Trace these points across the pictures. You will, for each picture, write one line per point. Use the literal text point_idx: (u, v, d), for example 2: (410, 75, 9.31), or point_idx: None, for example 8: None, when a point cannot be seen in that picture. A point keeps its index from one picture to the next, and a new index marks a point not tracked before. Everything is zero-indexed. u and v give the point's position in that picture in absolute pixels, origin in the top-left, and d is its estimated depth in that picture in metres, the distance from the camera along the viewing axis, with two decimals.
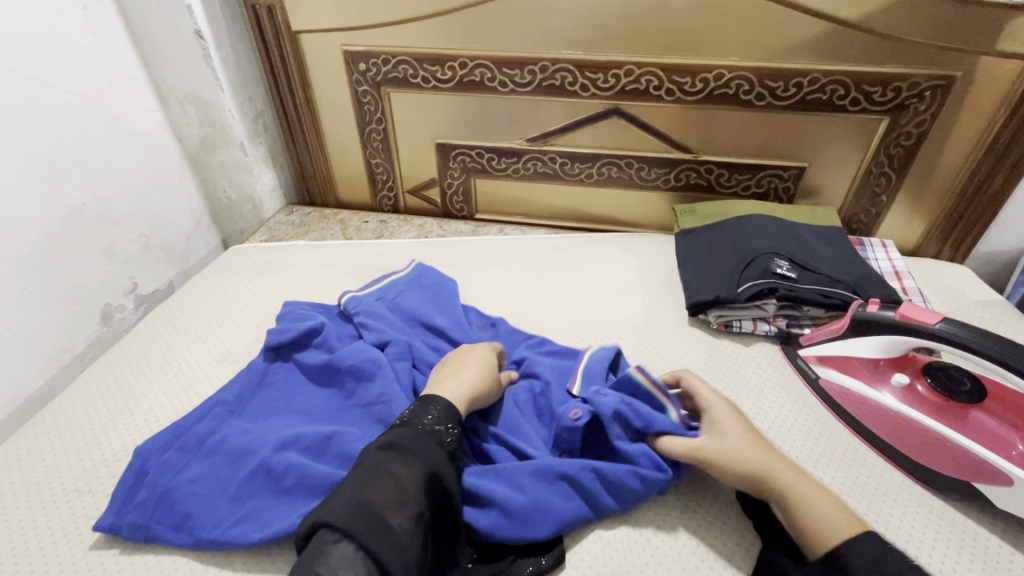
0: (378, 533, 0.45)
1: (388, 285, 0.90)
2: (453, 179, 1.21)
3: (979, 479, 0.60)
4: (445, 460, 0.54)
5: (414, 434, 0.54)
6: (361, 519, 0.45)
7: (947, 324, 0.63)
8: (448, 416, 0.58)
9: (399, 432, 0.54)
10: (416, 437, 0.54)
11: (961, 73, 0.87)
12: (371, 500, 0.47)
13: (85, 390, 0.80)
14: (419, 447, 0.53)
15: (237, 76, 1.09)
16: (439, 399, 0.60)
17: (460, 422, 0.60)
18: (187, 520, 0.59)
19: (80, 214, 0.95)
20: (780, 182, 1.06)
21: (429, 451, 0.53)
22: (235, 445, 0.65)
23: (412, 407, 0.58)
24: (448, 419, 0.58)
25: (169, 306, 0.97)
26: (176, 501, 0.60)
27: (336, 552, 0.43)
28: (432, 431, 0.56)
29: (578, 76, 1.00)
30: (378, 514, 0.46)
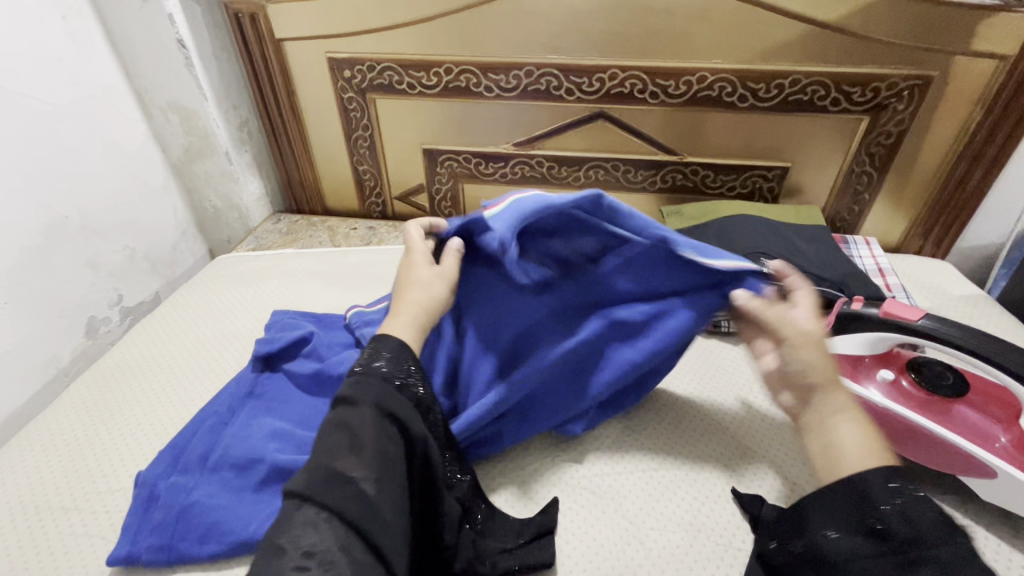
0: (347, 497, 0.43)
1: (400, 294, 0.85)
2: (440, 184, 1.21)
3: (966, 472, 0.62)
4: (403, 402, 0.51)
5: (368, 380, 0.50)
6: (319, 482, 0.43)
7: (928, 320, 0.65)
8: (400, 356, 0.53)
9: (350, 385, 0.50)
10: (367, 386, 0.50)
11: (937, 73, 0.89)
12: (327, 462, 0.45)
13: (73, 407, 0.79)
14: (372, 393, 0.49)
15: (220, 84, 1.08)
16: (391, 339, 0.54)
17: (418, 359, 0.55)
18: (213, 529, 0.59)
19: (63, 227, 0.94)
20: (765, 182, 1.07)
21: (383, 396, 0.49)
22: (237, 456, 0.64)
23: (365, 351, 0.54)
24: (401, 360, 0.53)
25: (154, 319, 0.95)
26: (195, 515, 0.60)
27: (299, 518, 0.42)
28: (387, 373, 0.51)
29: (563, 80, 1.00)
30: (340, 475, 0.44)
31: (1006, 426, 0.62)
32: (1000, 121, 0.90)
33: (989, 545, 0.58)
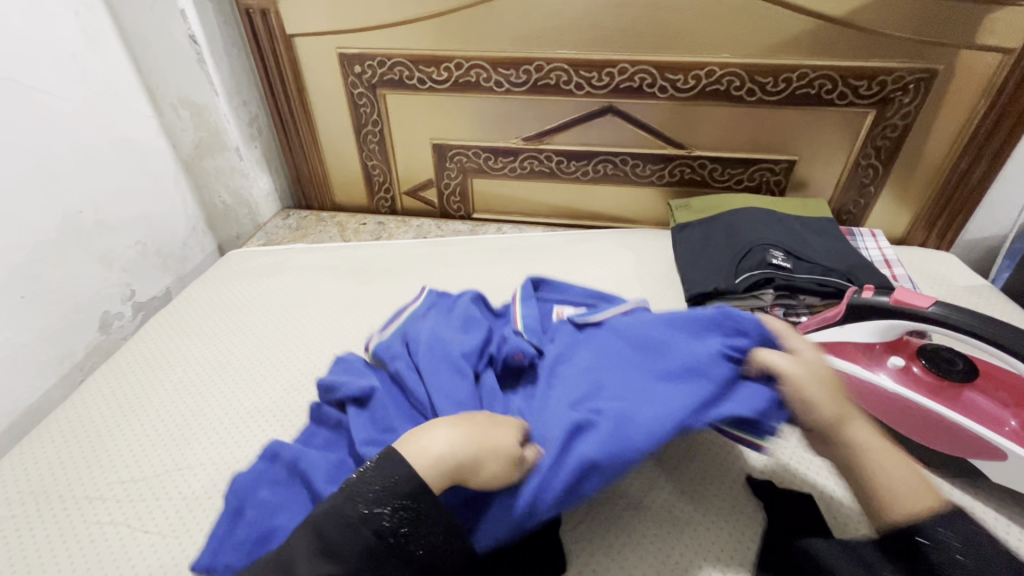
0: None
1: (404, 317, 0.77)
2: (449, 179, 1.22)
3: (977, 455, 0.63)
4: (366, 553, 0.44)
5: (344, 508, 0.46)
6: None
7: (939, 306, 0.65)
8: (394, 493, 0.46)
9: (328, 514, 0.46)
10: (339, 525, 0.45)
11: (943, 66, 0.91)
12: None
13: (91, 400, 0.79)
14: (339, 535, 0.44)
15: (231, 80, 1.09)
16: (400, 460, 0.48)
17: (425, 496, 0.47)
18: (271, 535, 0.54)
19: (77, 221, 0.94)
20: (772, 175, 1.09)
21: (347, 541, 0.44)
22: (289, 457, 0.60)
23: (370, 464, 0.49)
24: (394, 494, 0.47)
25: (167, 314, 0.96)
26: (263, 517, 0.55)
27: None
28: (366, 510, 0.46)
29: (573, 75, 1.01)
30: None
31: (1016, 410, 0.64)
32: (1004, 114, 0.92)
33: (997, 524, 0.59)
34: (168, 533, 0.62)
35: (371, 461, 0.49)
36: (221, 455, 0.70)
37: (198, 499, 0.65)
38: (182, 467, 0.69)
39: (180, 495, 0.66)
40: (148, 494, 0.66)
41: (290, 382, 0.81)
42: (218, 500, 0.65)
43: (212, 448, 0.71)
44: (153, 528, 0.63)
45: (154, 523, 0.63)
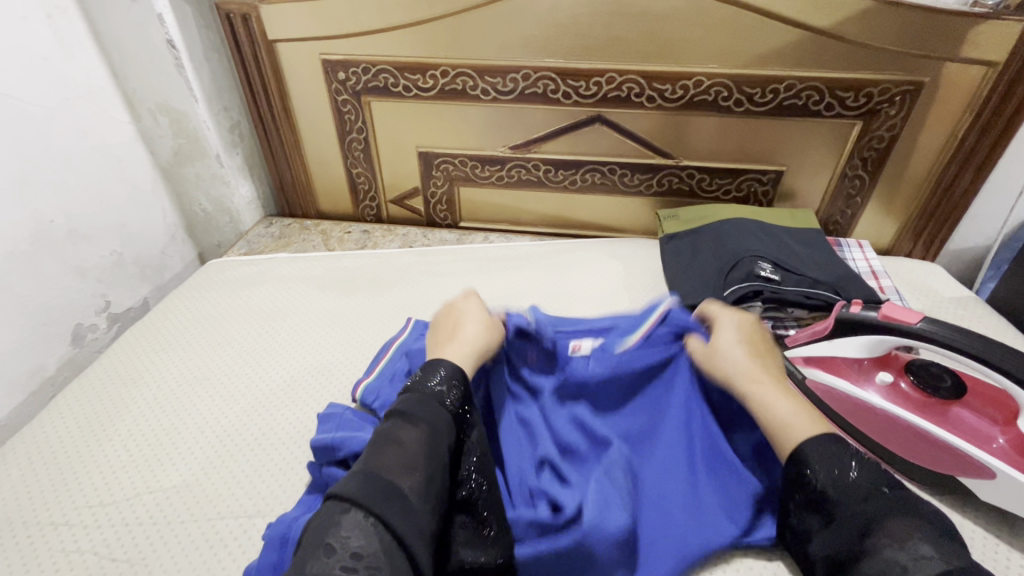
0: (394, 500, 0.45)
1: (394, 354, 0.78)
2: (436, 187, 1.20)
3: (964, 473, 0.62)
4: (451, 422, 0.53)
5: (418, 395, 0.54)
6: (369, 486, 0.45)
7: (925, 323, 0.65)
8: (454, 380, 0.57)
9: (411, 401, 0.53)
10: (424, 405, 0.53)
11: (928, 79, 0.91)
12: (382, 470, 0.47)
13: (60, 419, 0.76)
14: (427, 410, 0.53)
15: (211, 86, 1.06)
16: (446, 361, 0.59)
17: (467, 382, 0.58)
18: None
19: (48, 230, 0.91)
20: (759, 186, 1.08)
21: (437, 415, 0.53)
22: None
23: (418, 372, 0.57)
24: (455, 381, 0.57)
25: (143, 326, 0.93)
26: None
27: (344, 524, 0.43)
28: (437, 393, 0.55)
29: (560, 84, 1.00)
30: (387, 485, 0.45)
31: (1004, 427, 0.63)
32: (989, 126, 0.92)
33: (987, 544, 0.59)
34: (137, 561, 0.60)
35: (421, 368, 0.58)
36: (196, 476, 0.68)
37: (170, 525, 0.63)
38: (154, 490, 0.66)
39: (151, 520, 0.63)
40: (119, 518, 0.64)
41: (270, 400, 0.78)
42: (190, 526, 0.63)
43: (187, 470, 0.69)
44: (121, 556, 0.60)
45: (122, 551, 0.61)
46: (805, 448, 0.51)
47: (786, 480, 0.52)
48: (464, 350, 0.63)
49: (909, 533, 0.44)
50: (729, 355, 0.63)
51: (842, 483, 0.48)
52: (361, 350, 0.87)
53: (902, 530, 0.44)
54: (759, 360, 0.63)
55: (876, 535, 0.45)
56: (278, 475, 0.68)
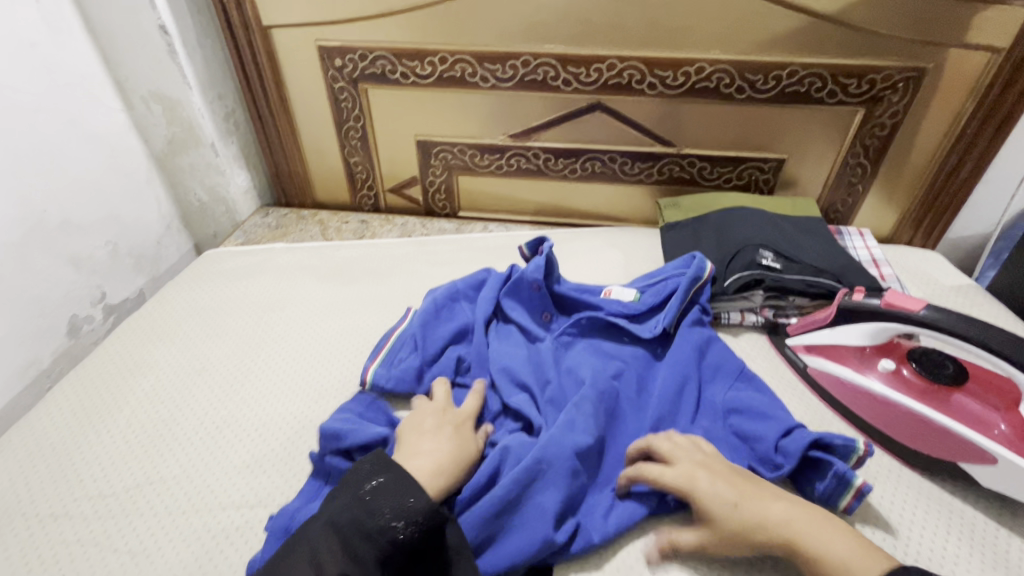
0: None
1: (402, 337, 0.78)
2: (435, 177, 1.19)
3: (965, 458, 0.62)
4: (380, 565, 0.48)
5: (365, 519, 0.49)
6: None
7: (929, 311, 0.64)
8: (413, 511, 0.50)
9: (360, 521, 0.49)
10: (364, 540, 0.48)
11: (932, 65, 0.90)
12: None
13: (57, 411, 0.75)
14: (360, 548, 0.48)
15: (205, 73, 1.04)
16: (417, 485, 0.51)
17: (436, 517, 0.50)
18: None
19: (41, 220, 0.89)
20: (760, 174, 1.08)
21: (371, 552, 0.48)
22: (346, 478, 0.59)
23: (383, 478, 0.52)
24: (416, 515, 0.50)
25: (139, 317, 0.92)
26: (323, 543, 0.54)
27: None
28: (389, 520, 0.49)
29: (560, 71, 0.99)
30: None
31: (1006, 413, 0.63)
32: (991, 113, 0.91)
33: (987, 530, 0.59)
34: (138, 552, 0.59)
35: (404, 478, 0.52)
36: (194, 467, 0.68)
37: (171, 515, 0.63)
38: (154, 481, 0.66)
39: (152, 511, 0.63)
40: (118, 509, 0.63)
41: (268, 390, 0.78)
42: (191, 516, 0.62)
43: (186, 460, 0.68)
44: (122, 547, 0.60)
45: (124, 541, 0.60)
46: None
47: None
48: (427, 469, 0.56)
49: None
50: (743, 515, 0.52)
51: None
52: (360, 340, 0.87)
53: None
54: (751, 498, 0.53)
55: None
56: (278, 465, 0.68)
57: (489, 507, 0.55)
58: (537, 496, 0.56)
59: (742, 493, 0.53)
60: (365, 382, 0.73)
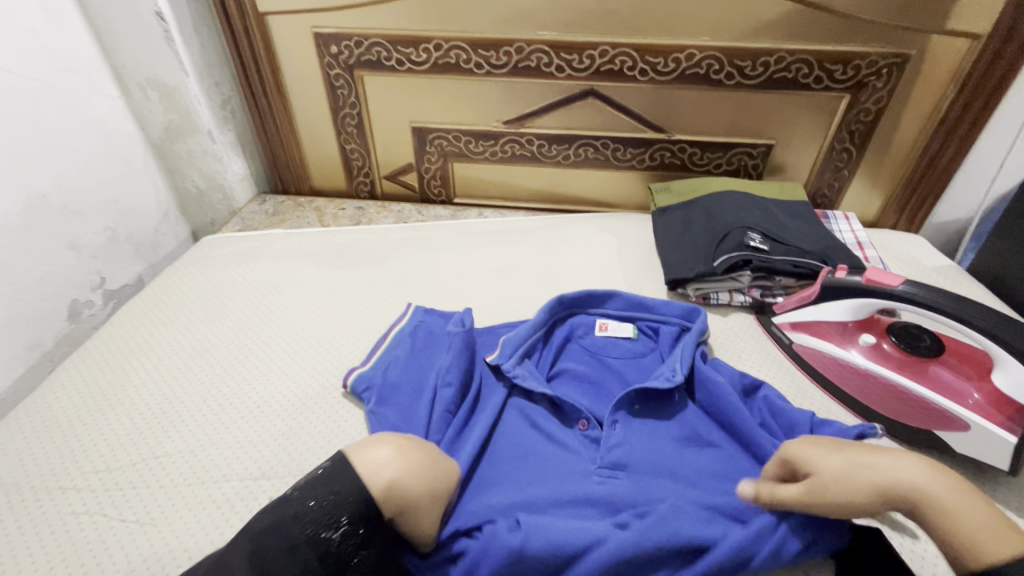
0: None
1: (395, 351, 0.77)
2: (430, 163, 1.20)
3: (940, 427, 0.65)
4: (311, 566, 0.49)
5: (288, 519, 0.50)
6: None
7: (907, 286, 0.67)
8: (339, 503, 0.51)
9: (289, 525, 0.50)
10: (286, 542, 0.50)
11: (915, 51, 0.92)
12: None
13: (61, 390, 0.77)
14: (284, 550, 0.49)
15: (201, 60, 1.05)
16: (347, 479, 0.53)
17: (361, 509, 0.52)
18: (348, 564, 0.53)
19: (41, 205, 0.91)
20: (750, 160, 1.10)
21: (294, 555, 0.49)
22: None
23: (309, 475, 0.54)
24: (339, 511, 0.51)
25: (140, 302, 0.93)
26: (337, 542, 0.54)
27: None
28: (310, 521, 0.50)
29: (554, 57, 1.00)
30: None
31: (979, 383, 0.65)
32: (972, 98, 0.94)
33: None
34: (146, 521, 0.61)
35: (330, 480, 0.53)
36: (199, 442, 0.69)
37: (177, 487, 0.65)
38: (159, 456, 0.68)
39: (158, 484, 0.65)
40: (125, 482, 0.65)
41: (269, 370, 0.80)
42: (196, 488, 0.64)
43: (191, 436, 0.70)
44: (130, 516, 0.62)
45: (131, 512, 0.62)
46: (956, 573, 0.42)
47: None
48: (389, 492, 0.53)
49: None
50: (853, 475, 0.52)
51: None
52: (358, 322, 0.89)
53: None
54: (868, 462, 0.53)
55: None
56: (280, 439, 0.70)
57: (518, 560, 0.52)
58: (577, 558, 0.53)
59: (851, 454, 0.53)
60: (347, 385, 0.74)
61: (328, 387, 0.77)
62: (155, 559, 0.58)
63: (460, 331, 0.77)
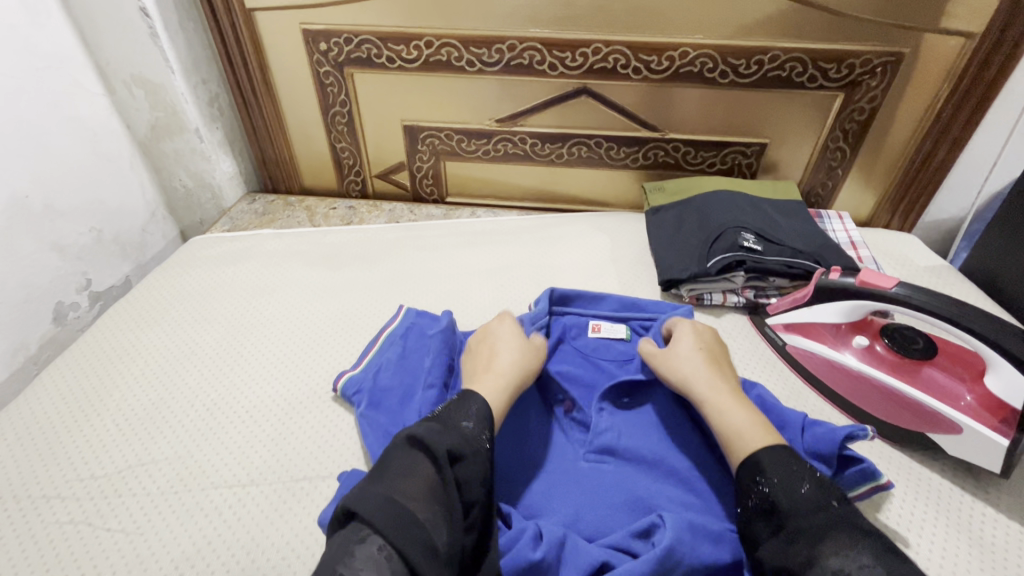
0: (404, 525, 0.42)
1: (385, 350, 0.78)
2: (422, 162, 1.19)
3: (933, 429, 0.65)
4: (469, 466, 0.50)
5: (443, 428, 0.52)
6: (383, 507, 0.43)
7: (900, 288, 0.67)
8: (483, 418, 0.55)
9: (429, 428, 0.51)
10: (447, 434, 0.51)
11: (909, 50, 0.92)
12: (396, 493, 0.45)
13: (45, 395, 0.75)
14: (448, 439, 0.50)
15: (188, 57, 1.03)
16: (477, 396, 0.57)
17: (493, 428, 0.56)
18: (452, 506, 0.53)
19: (23, 206, 0.89)
20: (743, 159, 1.09)
21: (456, 446, 0.50)
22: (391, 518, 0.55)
23: (450, 403, 0.56)
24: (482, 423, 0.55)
25: (126, 304, 0.92)
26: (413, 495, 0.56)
27: (360, 554, 0.40)
28: (466, 428, 0.53)
29: (546, 55, 0.99)
30: (404, 510, 0.43)
31: (972, 385, 0.66)
32: (966, 98, 0.94)
33: (953, 496, 0.62)
34: (132, 530, 0.60)
35: (450, 402, 0.57)
36: (186, 448, 0.68)
37: (163, 495, 0.63)
38: (145, 463, 0.67)
39: (144, 491, 0.64)
40: (111, 489, 0.64)
41: (257, 373, 0.79)
42: (183, 495, 0.63)
43: (178, 441, 0.69)
44: (116, 525, 0.61)
45: (116, 520, 0.61)
46: (761, 454, 0.52)
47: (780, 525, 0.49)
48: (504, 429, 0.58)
49: (852, 545, 0.43)
50: (686, 363, 0.66)
51: (793, 496, 0.48)
52: (348, 324, 0.88)
53: (845, 541, 0.44)
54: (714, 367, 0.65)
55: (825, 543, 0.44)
56: (269, 444, 0.69)
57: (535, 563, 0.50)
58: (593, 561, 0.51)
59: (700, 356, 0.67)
60: (336, 390, 0.73)
61: (317, 391, 0.76)
62: (141, 569, 0.57)
63: (441, 329, 0.78)
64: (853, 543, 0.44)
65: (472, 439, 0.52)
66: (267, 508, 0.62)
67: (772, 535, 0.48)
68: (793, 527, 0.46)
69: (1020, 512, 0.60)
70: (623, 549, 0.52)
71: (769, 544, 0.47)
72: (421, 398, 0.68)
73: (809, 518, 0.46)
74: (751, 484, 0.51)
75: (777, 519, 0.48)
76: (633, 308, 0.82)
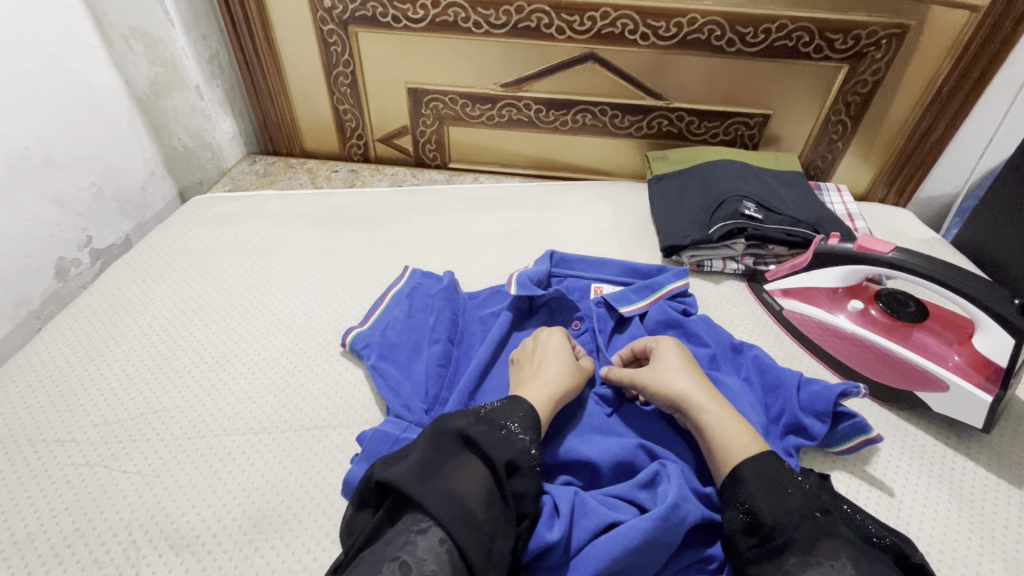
0: (464, 525, 0.43)
1: (392, 303, 0.79)
2: (425, 127, 1.18)
3: (922, 388, 0.68)
4: (521, 470, 0.49)
5: (490, 430, 0.50)
6: (447, 504, 0.43)
7: (897, 253, 0.68)
8: (532, 424, 0.52)
9: (486, 433, 0.50)
10: (505, 443, 0.50)
11: (915, 22, 0.92)
12: (458, 493, 0.45)
13: (58, 343, 0.76)
14: (507, 450, 0.49)
15: (188, 11, 1.01)
16: (526, 401, 0.55)
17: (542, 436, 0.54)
18: None
19: (24, 158, 0.88)
20: (746, 130, 1.10)
21: (513, 458, 0.49)
22: None
23: (499, 406, 0.54)
24: (533, 429, 0.52)
25: (131, 260, 0.91)
26: None
27: (422, 545, 0.41)
28: (513, 432, 0.51)
29: (554, 18, 0.98)
30: (462, 509, 0.44)
31: (960, 347, 0.68)
32: (966, 73, 0.95)
33: (936, 450, 0.66)
34: (146, 472, 0.62)
35: (501, 402, 0.54)
36: (197, 398, 0.69)
37: (177, 440, 0.65)
38: (157, 410, 0.68)
39: (158, 436, 0.65)
40: (127, 434, 0.65)
41: (264, 329, 0.79)
42: (197, 441, 0.65)
43: (190, 390, 0.70)
44: (132, 468, 0.62)
45: (132, 463, 0.62)
46: (744, 467, 0.51)
47: (783, 516, 0.47)
48: (545, 394, 0.58)
49: (837, 554, 0.45)
50: (670, 375, 0.61)
51: (778, 511, 0.48)
52: (355, 283, 0.88)
53: (831, 550, 0.45)
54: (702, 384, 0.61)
55: (809, 556, 0.45)
56: (279, 395, 0.70)
57: (547, 518, 0.51)
58: (604, 514, 0.52)
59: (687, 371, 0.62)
60: (344, 344, 0.74)
61: (324, 346, 0.77)
62: (160, 509, 0.59)
63: (443, 287, 0.79)
64: (836, 556, 0.45)
65: (528, 447, 0.51)
66: (280, 455, 0.64)
67: (756, 548, 0.48)
68: (779, 541, 0.47)
69: (998, 464, 0.64)
70: (631, 500, 0.55)
71: (752, 557, 0.48)
72: (429, 353, 0.70)
73: (795, 530, 0.46)
74: (732, 497, 0.50)
75: (763, 534, 0.48)
76: (636, 272, 0.85)
